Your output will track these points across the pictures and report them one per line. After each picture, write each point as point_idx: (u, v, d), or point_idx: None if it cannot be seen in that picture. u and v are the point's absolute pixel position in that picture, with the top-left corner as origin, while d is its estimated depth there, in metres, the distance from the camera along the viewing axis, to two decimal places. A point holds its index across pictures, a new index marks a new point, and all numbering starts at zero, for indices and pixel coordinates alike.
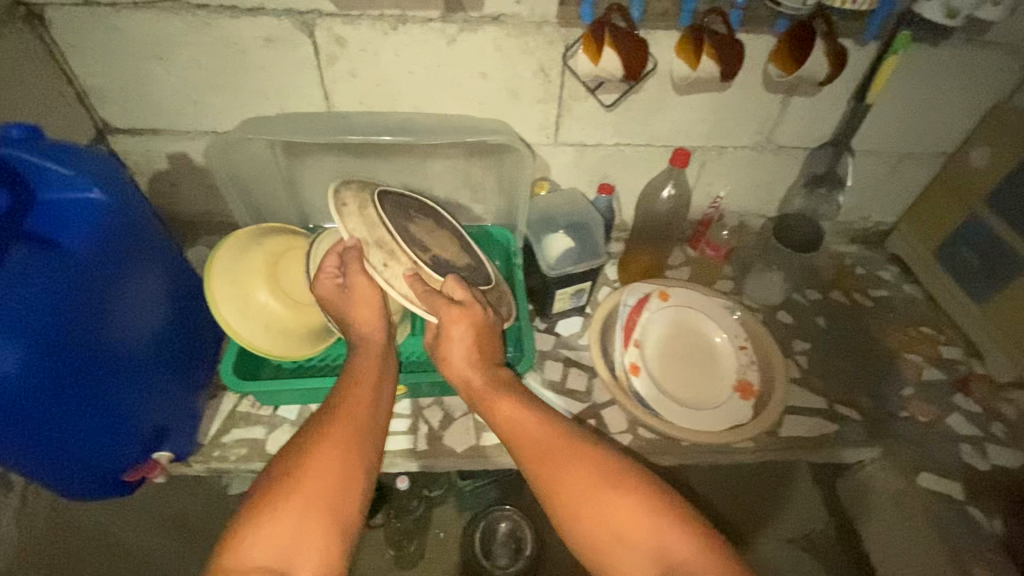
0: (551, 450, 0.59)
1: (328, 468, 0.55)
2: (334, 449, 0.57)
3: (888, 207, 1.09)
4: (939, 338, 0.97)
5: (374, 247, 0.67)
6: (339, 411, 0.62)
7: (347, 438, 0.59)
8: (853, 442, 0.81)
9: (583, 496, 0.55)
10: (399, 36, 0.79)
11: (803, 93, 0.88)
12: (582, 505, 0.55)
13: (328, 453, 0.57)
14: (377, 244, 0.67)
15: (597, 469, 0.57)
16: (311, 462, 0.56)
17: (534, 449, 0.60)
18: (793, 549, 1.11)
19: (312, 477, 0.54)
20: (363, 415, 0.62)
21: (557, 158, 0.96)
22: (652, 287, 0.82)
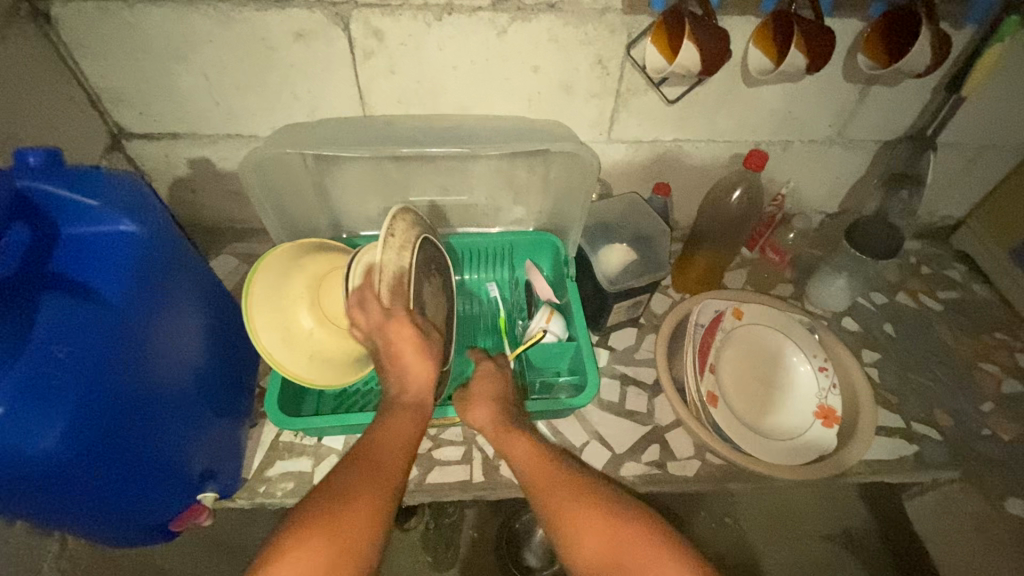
0: (565, 482, 0.58)
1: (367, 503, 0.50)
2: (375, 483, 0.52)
3: (959, 200, 1.00)
4: (1016, 345, 0.91)
5: (391, 288, 0.61)
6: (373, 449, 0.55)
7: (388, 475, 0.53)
8: (933, 464, 0.76)
9: (592, 527, 0.54)
10: (444, 28, 0.71)
11: (886, 82, 0.79)
12: (605, 551, 0.52)
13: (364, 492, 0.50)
14: (393, 291, 0.62)
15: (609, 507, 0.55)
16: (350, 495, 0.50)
17: (546, 481, 0.58)
18: (833, 547, 1.03)
19: (346, 521, 0.48)
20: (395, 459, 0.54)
21: (609, 156, 0.88)
22: (724, 307, 0.78)
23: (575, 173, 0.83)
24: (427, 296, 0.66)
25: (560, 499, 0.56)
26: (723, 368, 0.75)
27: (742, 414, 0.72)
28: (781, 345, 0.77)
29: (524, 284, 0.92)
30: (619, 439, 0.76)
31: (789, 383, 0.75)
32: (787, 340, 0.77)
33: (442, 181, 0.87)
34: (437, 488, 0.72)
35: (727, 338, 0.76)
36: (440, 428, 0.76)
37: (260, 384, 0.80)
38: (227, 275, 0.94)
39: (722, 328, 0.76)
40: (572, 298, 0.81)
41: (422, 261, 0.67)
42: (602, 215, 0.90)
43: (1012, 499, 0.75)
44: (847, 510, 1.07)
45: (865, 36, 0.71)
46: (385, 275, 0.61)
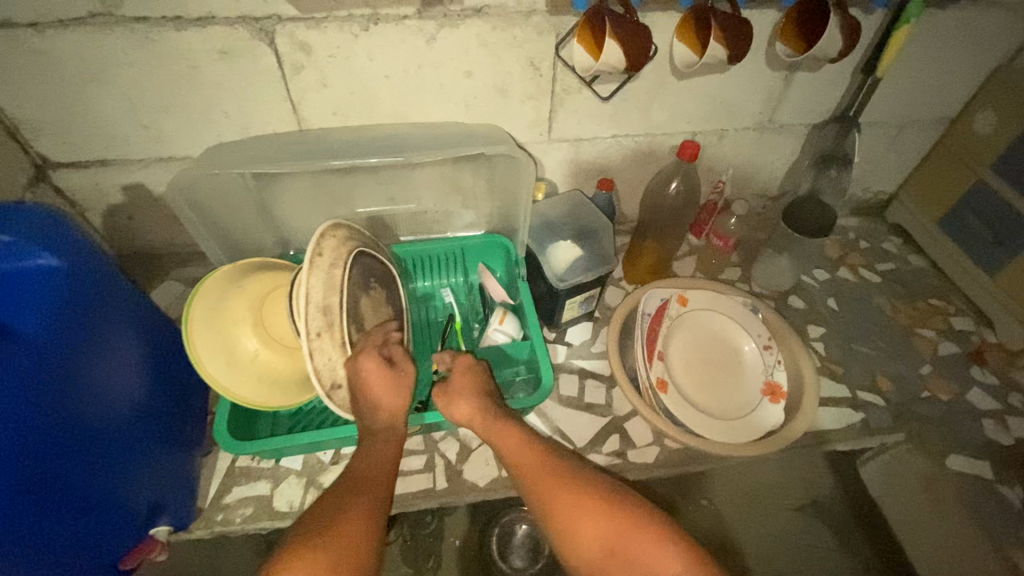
0: (549, 471, 0.60)
1: (355, 524, 0.53)
2: (362, 508, 0.55)
3: (888, 176, 1.06)
4: (949, 310, 0.96)
5: (319, 310, 0.62)
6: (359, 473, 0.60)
7: (373, 500, 0.57)
8: (877, 428, 0.80)
9: (579, 509, 0.57)
10: (372, 38, 0.71)
11: (806, 68, 0.82)
12: (589, 526, 0.55)
13: (353, 514, 0.54)
14: (321, 313, 0.63)
15: (591, 492, 0.58)
16: (336, 520, 0.53)
17: (535, 469, 0.61)
18: None
19: (341, 533, 0.52)
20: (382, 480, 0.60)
21: (551, 155, 0.89)
22: (668, 295, 0.80)
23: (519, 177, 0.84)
24: (363, 309, 0.69)
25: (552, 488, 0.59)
26: (672, 355, 0.76)
27: (692, 398, 0.74)
28: (726, 327, 0.79)
29: (479, 287, 0.91)
30: (579, 433, 0.77)
31: (737, 364, 0.77)
32: (732, 322, 0.79)
33: (388, 191, 0.88)
34: (401, 499, 0.71)
35: (673, 325, 0.78)
36: None
37: (213, 410, 0.79)
38: (173, 303, 0.91)
39: (667, 317, 0.78)
40: (524, 300, 0.82)
41: (356, 276, 0.69)
42: (547, 214, 0.91)
43: (953, 456, 0.78)
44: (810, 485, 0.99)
45: (781, 24, 0.74)
46: (313, 297, 0.62)
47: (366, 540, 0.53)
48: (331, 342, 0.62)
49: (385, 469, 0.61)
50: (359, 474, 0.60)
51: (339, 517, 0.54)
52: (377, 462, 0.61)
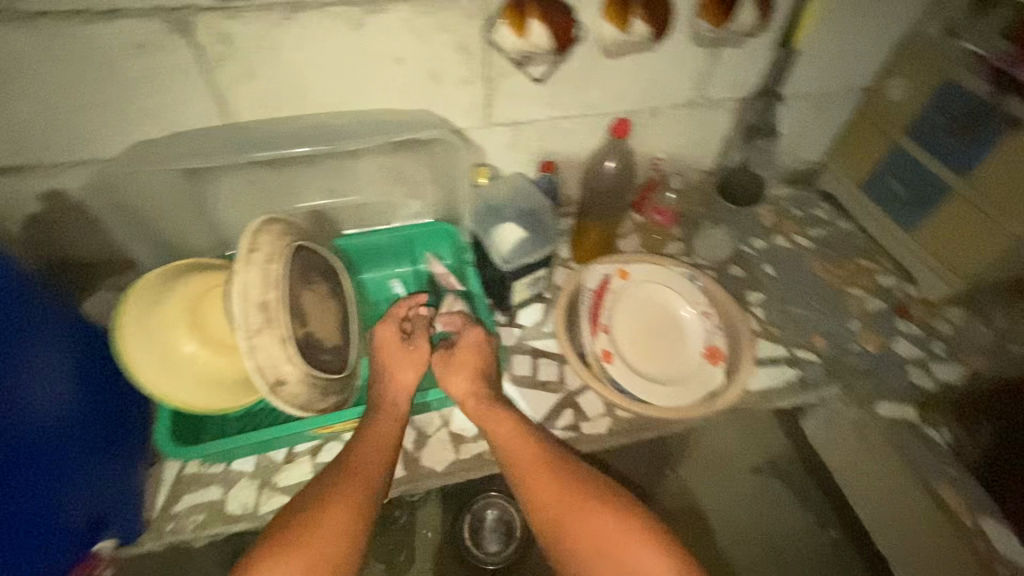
0: (533, 459, 0.64)
1: (339, 516, 0.58)
2: (347, 498, 0.59)
3: (816, 145, 1.11)
4: (876, 269, 1.02)
5: (256, 307, 0.61)
6: (358, 459, 0.63)
7: (360, 487, 0.61)
8: (813, 383, 0.85)
9: (554, 498, 0.61)
10: (297, 26, 0.69)
11: (730, 44, 0.86)
12: (561, 515, 0.60)
13: (338, 506, 0.58)
14: (260, 310, 0.61)
15: (566, 485, 0.62)
16: (319, 513, 0.58)
17: (520, 457, 0.65)
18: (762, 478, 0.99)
19: (322, 527, 0.56)
20: (377, 467, 0.63)
21: (492, 140, 0.90)
22: (610, 270, 0.82)
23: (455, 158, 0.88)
24: (305, 304, 0.68)
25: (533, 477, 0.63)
26: (617, 328, 0.79)
27: (638, 367, 0.76)
28: (667, 297, 0.82)
29: (426, 275, 0.91)
30: (533, 411, 0.78)
31: (679, 331, 0.80)
32: (672, 291, 0.82)
33: (328, 184, 0.88)
34: None
35: (618, 299, 0.80)
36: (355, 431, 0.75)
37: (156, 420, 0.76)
38: None
39: (611, 291, 0.80)
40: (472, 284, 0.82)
41: (295, 271, 0.68)
42: (490, 198, 0.89)
43: (882, 402, 0.84)
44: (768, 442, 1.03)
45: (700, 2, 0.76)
46: (250, 293, 0.61)
47: (347, 530, 0.57)
48: (272, 339, 0.61)
49: (380, 450, 0.65)
50: (354, 456, 0.64)
51: (325, 509, 0.58)
52: (373, 443, 0.65)
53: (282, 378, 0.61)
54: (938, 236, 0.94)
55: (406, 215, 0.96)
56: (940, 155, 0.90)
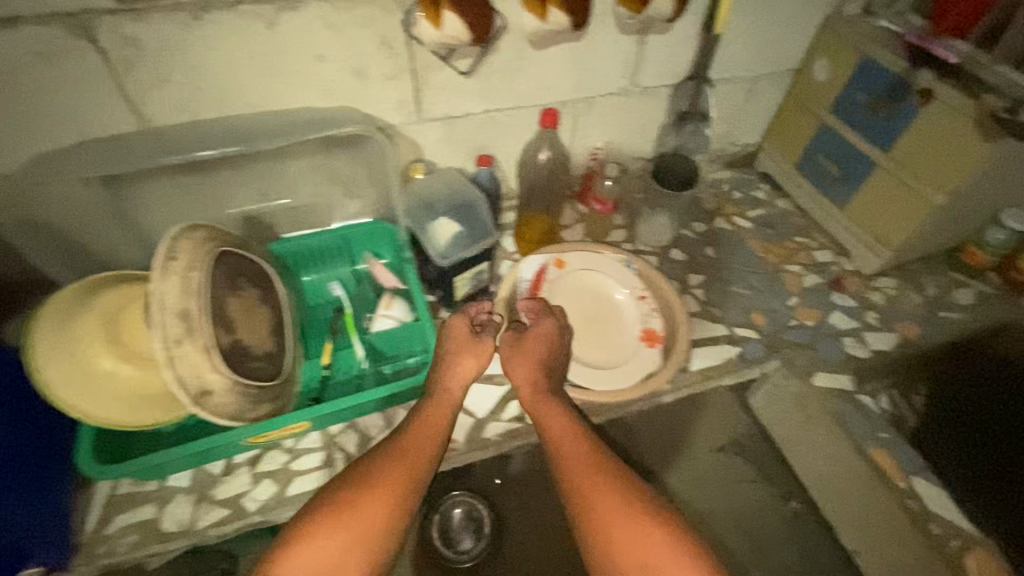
0: (583, 456, 0.64)
1: (381, 499, 0.59)
2: (392, 479, 0.61)
3: (751, 128, 1.13)
4: (812, 245, 1.05)
5: (175, 317, 0.59)
6: (406, 446, 0.64)
7: (407, 470, 0.62)
8: (753, 360, 0.87)
9: (595, 494, 0.61)
10: (208, 27, 0.67)
11: (656, 31, 0.87)
12: (605, 513, 0.59)
13: (382, 488, 0.60)
14: (180, 320, 0.60)
15: (610, 487, 0.61)
16: (362, 495, 0.59)
17: (569, 451, 0.65)
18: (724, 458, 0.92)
19: (362, 509, 0.58)
20: (427, 452, 0.64)
21: (426, 136, 0.89)
22: (545, 260, 0.85)
23: (387, 161, 0.87)
24: (231, 312, 0.66)
25: (579, 471, 0.63)
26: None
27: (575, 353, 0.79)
28: (603, 282, 0.84)
29: (366, 274, 0.89)
30: (480, 404, 0.80)
31: (616, 314, 0.82)
32: (607, 276, 0.84)
33: (260, 188, 0.86)
34: (302, 499, 0.70)
35: (553, 288, 0.84)
36: (297, 439, 0.74)
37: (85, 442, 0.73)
38: None
39: (546, 281, 0.84)
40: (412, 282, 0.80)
41: (218, 278, 0.66)
42: (422, 193, 0.89)
43: (819, 374, 0.86)
44: (729, 416, 0.95)
45: None
46: (168, 303, 0.59)
47: (389, 512, 0.59)
48: (194, 348, 0.60)
49: (432, 437, 0.66)
50: (410, 440, 0.65)
51: (367, 491, 0.59)
52: (427, 429, 0.66)
53: (207, 388, 0.60)
54: (866, 211, 0.97)
55: (345, 216, 0.95)
56: (864, 132, 0.93)
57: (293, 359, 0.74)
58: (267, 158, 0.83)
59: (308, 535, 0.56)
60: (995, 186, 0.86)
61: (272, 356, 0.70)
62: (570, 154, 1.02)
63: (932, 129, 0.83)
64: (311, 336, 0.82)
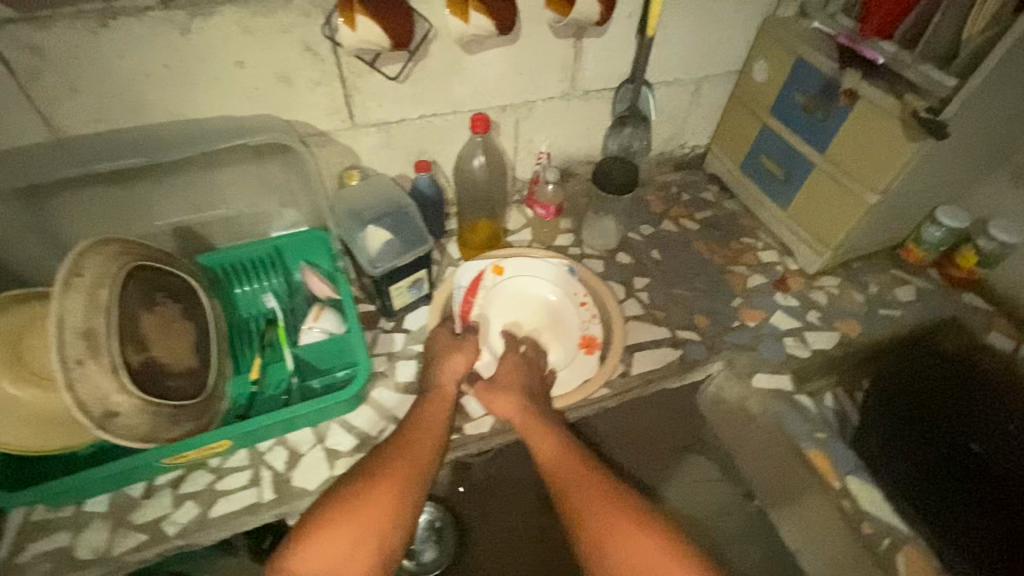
0: (574, 467, 0.65)
1: (386, 496, 0.60)
2: (395, 478, 0.62)
3: (698, 130, 1.14)
4: (758, 246, 1.05)
5: (78, 336, 0.57)
6: (407, 447, 0.66)
7: (409, 469, 0.63)
8: (695, 362, 0.87)
9: (590, 500, 0.61)
10: (116, 34, 0.64)
11: (592, 34, 0.86)
12: (603, 517, 0.60)
13: (386, 485, 0.61)
14: (83, 339, 0.57)
15: (604, 493, 0.62)
16: (368, 492, 0.59)
17: (560, 461, 0.66)
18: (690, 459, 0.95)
19: (368, 505, 0.59)
20: (428, 452, 0.66)
21: (362, 142, 0.87)
22: (485, 266, 0.85)
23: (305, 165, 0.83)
24: (144, 329, 0.64)
25: (573, 478, 0.64)
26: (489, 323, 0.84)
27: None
28: (543, 289, 0.85)
29: (301, 286, 0.87)
30: None
31: (554, 320, 0.84)
32: (548, 282, 0.85)
33: (189, 198, 0.83)
34: (226, 521, 0.67)
35: (490, 294, 0.85)
36: (223, 457, 0.72)
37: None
38: None
39: (483, 287, 0.85)
40: (342, 295, 0.79)
41: (130, 294, 0.64)
42: (354, 204, 0.87)
43: (759, 374, 0.87)
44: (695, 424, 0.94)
45: None
46: (70, 322, 0.57)
47: (394, 509, 0.59)
48: (98, 369, 0.57)
49: (432, 440, 0.67)
50: (411, 442, 0.67)
51: (372, 488, 0.60)
52: (427, 431, 0.68)
53: (112, 410, 0.57)
54: (806, 211, 0.98)
55: (283, 226, 0.92)
56: (802, 133, 0.94)
57: (217, 375, 0.71)
58: (193, 167, 0.80)
59: (314, 533, 0.56)
60: (925, 186, 0.88)
61: (192, 374, 0.68)
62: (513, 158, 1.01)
63: (863, 125, 0.83)
64: (242, 348, 0.81)
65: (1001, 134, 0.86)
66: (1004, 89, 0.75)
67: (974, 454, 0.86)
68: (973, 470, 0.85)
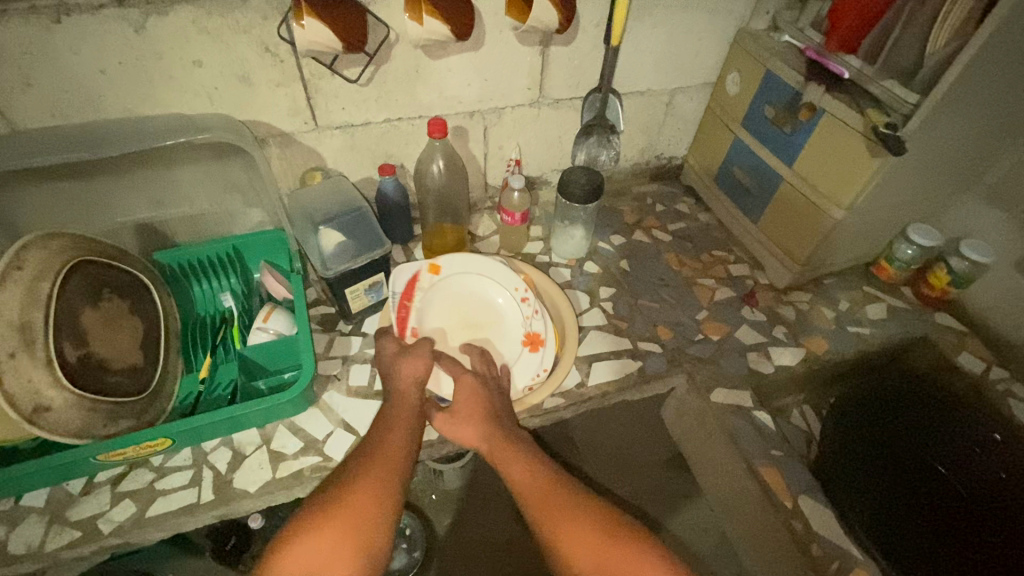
0: (548, 482, 0.64)
1: (360, 501, 0.58)
2: (368, 484, 0.60)
3: (674, 141, 1.13)
4: (730, 258, 1.04)
5: (11, 329, 0.57)
6: (380, 452, 0.64)
7: (382, 474, 0.61)
8: (654, 375, 0.86)
9: (566, 514, 0.60)
10: (69, 30, 0.64)
11: (558, 43, 0.86)
12: (581, 529, 0.58)
13: (360, 491, 0.59)
14: (18, 332, 0.57)
15: (580, 505, 0.61)
16: (344, 499, 0.58)
17: (534, 476, 0.65)
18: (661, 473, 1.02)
19: (344, 511, 0.57)
20: (399, 455, 0.64)
21: (326, 144, 0.87)
22: (420, 266, 0.84)
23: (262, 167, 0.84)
24: (86, 324, 0.64)
25: (548, 493, 0.62)
26: (431, 325, 0.82)
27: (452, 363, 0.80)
28: (485, 288, 0.85)
29: (259, 287, 0.89)
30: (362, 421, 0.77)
31: (495, 318, 0.84)
32: (485, 279, 0.85)
33: (150, 195, 0.84)
34: (164, 520, 0.67)
35: (427, 295, 0.83)
36: (166, 456, 0.71)
37: None
38: None
39: (419, 287, 0.82)
40: (296, 296, 0.78)
41: (74, 288, 0.64)
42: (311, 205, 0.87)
43: (718, 389, 0.85)
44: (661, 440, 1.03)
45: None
46: (5, 315, 0.56)
47: (370, 513, 0.57)
48: (31, 362, 0.57)
49: (402, 445, 0.66)
50: (382, 449, 0.65)
51: (347, 495, 0.58)
52: (397, 437, 0.66)
53: (43, 404, 0.57)
54: (776, 225, 0.97)
55: (247, 225, 0.92)
56: (771, 147, 0.93)
57: (163, 373, 0.71)
58: (152, 165, 0.80)
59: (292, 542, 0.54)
60: (892, 202, 0.87)
61: (135, 371, 0.68)
62: (483, 166, 1.01)
63: (828, 138, 0.83)
64: (194, 347, 0.83)
65: (969, 153, 0.85)
66: (967, 106, 0.75)
67: (939, 476, 0.88)
68: (934, 493, 0.85)
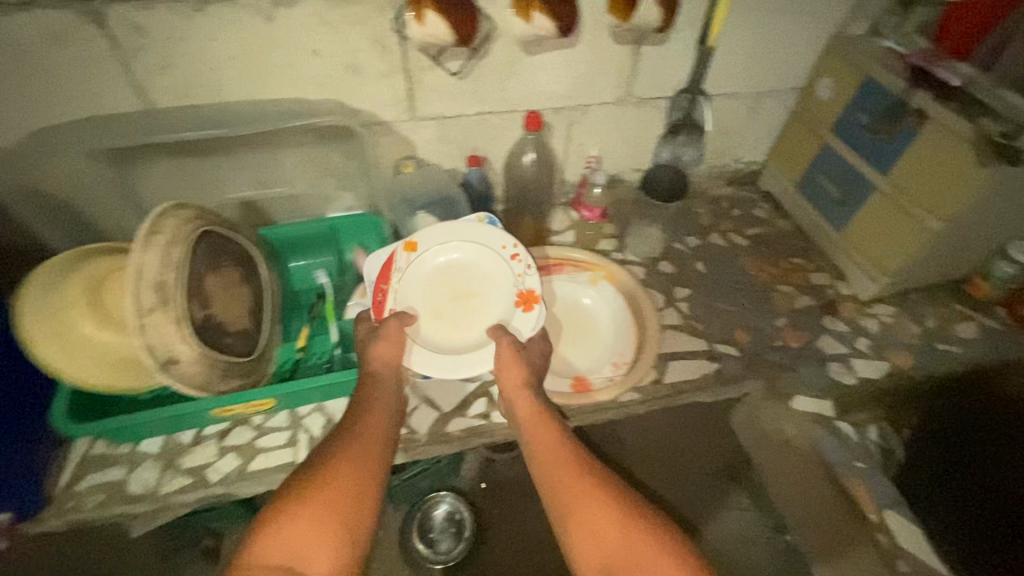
0: (560, 460, 0.62)
1: (345, 477, 0.57)
2: (350, 462, 0.59)
3: (754, 145, 1.11)
4: (809, 267, 1.02)
5: (151, 286, 0.62)
6: (364, 431, 0.63)
7: (366, 454, 0.61)
8: (729, 377, 0.85)
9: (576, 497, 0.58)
10: (207, 18, 0.70)
11: (651, 42, 0.87)
12: (593, 511, 0.56)
13: (342, 468, 0.58)
14: (155, 290, 0.62)
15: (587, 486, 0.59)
16: (323, 475, 0.57)
17: (548, 454, 0.63)
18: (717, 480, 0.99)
19: (328, 486, 0.56)
20: (379, 437, 0.64)
21: (419, 134, 0.91)
22: (396, 246, 0.80)
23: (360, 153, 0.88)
24: (207, 288, 0.69)
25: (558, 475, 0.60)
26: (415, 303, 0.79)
27: (439, 342, 0.76)
28: (467, 255, 0.81)
29: (351, 265, 0.94)
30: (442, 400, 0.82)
31: (483, 286, 0.80)
32: (466, 244, 0.81)
33: (256, 174, 0.90)
34: (263, 476, 0.72)
35: (406, 275, 0.79)
36: (265, 417, 0.76)
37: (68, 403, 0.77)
38: None
39: (396, 270, 0.79)
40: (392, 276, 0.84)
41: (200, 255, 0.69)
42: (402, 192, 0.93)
43: (799, 397, 0.87)
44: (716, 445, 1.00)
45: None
46: (146, 274, 0.62)
47: (354, 491, 0.57)
48: (165, 318, 0.62)
49: (384, 430, 0.65)
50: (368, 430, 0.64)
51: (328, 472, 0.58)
52: (381, 421, 0.66)
53: (174, 357, 0.62)
54: (862, 234, 0.94)
55: (337, 208, 0.97)
56: (863, 153, 0.91)
57: (269, 339, 0.77)
58: (262, 147, 0.86)
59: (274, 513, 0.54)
60: (997, 214, 0.83)
61: (244, 334, 0.73)
62: (562, 162, 1.03)
63: (929, 146, 0.80)
64: (293, 318, 0.89)
65: None
66: None
67: None
68: None
